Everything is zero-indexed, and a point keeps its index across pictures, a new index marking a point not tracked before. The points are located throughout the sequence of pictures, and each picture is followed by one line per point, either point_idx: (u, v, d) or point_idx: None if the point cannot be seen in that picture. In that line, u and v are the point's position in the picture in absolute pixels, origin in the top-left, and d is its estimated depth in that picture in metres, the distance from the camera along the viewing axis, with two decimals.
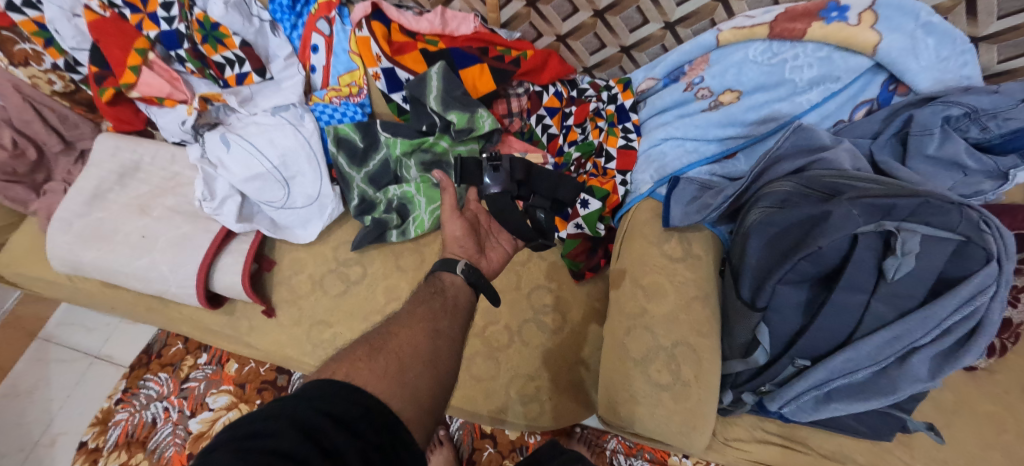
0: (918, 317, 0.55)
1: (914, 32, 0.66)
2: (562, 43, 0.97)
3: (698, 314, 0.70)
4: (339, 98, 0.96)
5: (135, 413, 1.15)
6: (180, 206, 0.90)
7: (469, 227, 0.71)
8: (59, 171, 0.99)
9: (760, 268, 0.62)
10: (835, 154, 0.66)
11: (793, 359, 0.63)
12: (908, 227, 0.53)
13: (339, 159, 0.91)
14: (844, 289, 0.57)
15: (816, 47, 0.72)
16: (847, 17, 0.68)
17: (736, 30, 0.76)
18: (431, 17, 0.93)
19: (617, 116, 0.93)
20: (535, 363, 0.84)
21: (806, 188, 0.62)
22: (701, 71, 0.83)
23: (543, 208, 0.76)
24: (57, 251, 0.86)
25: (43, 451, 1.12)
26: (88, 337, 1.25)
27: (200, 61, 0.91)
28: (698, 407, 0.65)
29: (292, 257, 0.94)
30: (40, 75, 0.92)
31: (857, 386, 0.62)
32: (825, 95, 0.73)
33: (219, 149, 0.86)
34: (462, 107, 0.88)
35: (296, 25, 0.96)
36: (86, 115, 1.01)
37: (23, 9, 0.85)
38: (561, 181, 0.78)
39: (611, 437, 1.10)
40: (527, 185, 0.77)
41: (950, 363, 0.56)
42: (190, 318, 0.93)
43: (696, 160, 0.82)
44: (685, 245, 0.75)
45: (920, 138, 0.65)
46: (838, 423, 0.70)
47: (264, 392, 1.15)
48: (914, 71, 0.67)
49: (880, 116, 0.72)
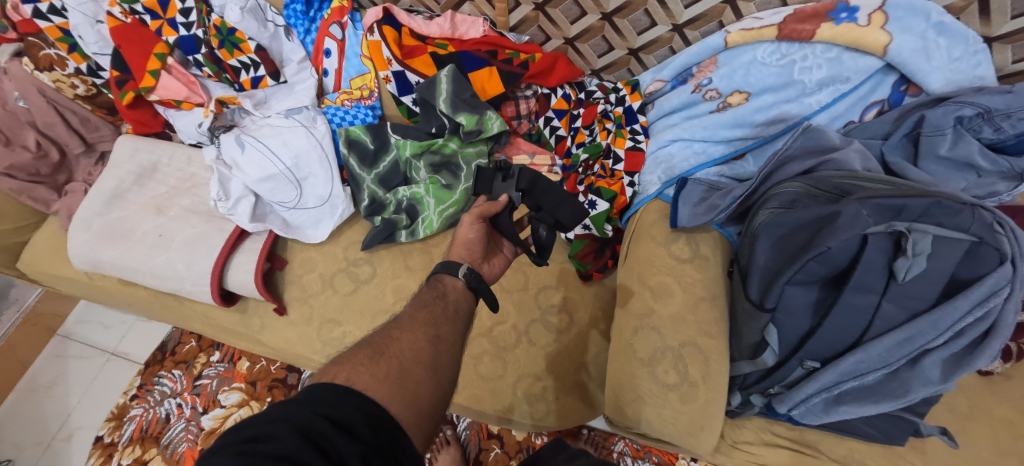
0: (930, 319, 0.54)
1: (925, 33, 0.65)
2: (570, 46, 0.98)
3: (706, 315, 0.69)
4: (350, 101, 0.98)
5: (150, 409, 1.17)
6: (195, 206, 0.92)
7: (484, 233, 0.72)
8: (80, 172, 1.02)
9: (768, 269, 0.62)
10: (845, 154, 0.65)
11: (802, 361, 0.62)
12: (920, 228, 0.52)
13: (350, 161, 0.92)
14: (853, 290, 0.56)
15: (825, 47, 0.72)
16: (857, 18, 0.68)
17: (744, 32, 0.76)
18: (441, 21, 0.95)
19: (625, 117, 0.92)
20: (542, 363, 0.85)
21: (815, 189, 0.62)
22: (709, 72, 0.83)
23: (546, 225, 0.73)
24: (78, 249, 0.89)
25: (60, 445, 1.15)
26: (105, 334, 1.28)
27: (217, 65, 0.93)
28: (706, 408, 0.65)
29: (304, 256, 0.95)
30: (64, 79, 0.94)
31: (868, 389, 0.62)
32: (834, 96, 0.73)
33: (234, 150, 0.88)
34: (471, 109, 0.89)
35: (310, 29, 0.98)
36: (106, 118, 1.03)
37: (49, 16, 0.89)
38: (566, 198, 0.74)
39: (618, 439, 1.10)
40: (532, 197, 0.76)
41: (964, 366, 0.55)
42: (204, 315, 0.95)
43: (703, 162, 0.82)
44: (693, 246, 0.75)
45: (932, 138, 0.65)
46: (849, 426, 0.69)
47: (275, 390, 1.16)
48: (925, 71, 0.67)
49: (891, 116, 0.71)
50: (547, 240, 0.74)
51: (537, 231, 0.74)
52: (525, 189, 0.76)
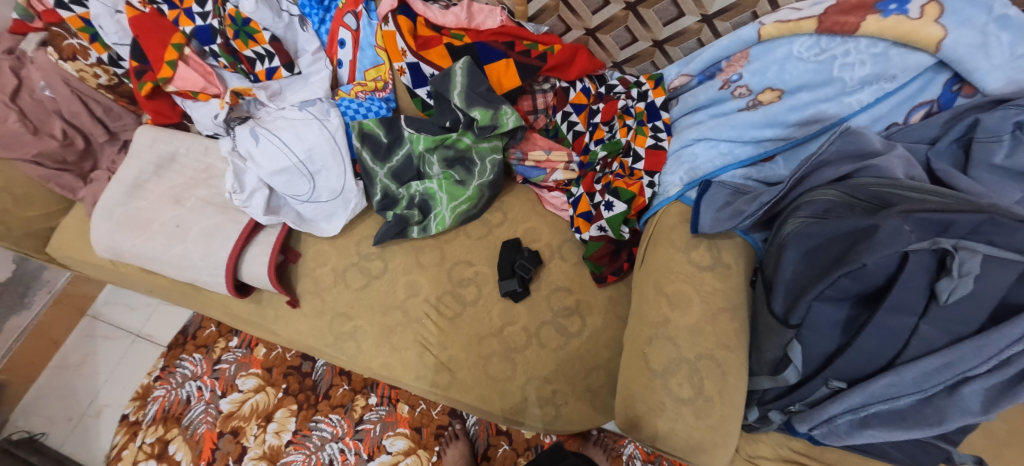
0: (973, 344, 0.50)
1: (986, 27, 0.58)
2: (591, 37, 0.94)
3: (725, 327, 0.66)
4: (364, 93, 0.96)
5: (172, 390, 1.21)
6: (212, 198, 0.92)
7: None
8: (105, 160, 1.05)
9: (795, 283, 0.58)
10: (886, 161, 0.60)
11: (827, 380, 0.58)
12: (968, 246, 0.48)
13: (363, 154, 0.91)
14: (889, 311, 0.52)
15: (870, 42, 0.66)
16: (908, 10, 0.61)
17: (780, 24, 0.71)
18: (457, 10, 0.91)
19: (647, 114, 0.88)
20: (550, 366, 0.83)
21: (851, 198, 0.58)
22: (739, 67, 0.78)
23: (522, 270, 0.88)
24: (100, 237, 0.91)
25: (89, 420, 1.21)
26: (130, 316, 1.32)
27: (233, 56, 0.92)
28: (721, 425, 0.62)
29: (316, 249, 0.95)
30: (87, 69, 0.96)
31: (898, 414, 0.57)
32: (877, 95, 0.67)
33: (248, 142, 0.88)
34: (486, 104, 0.87)
35: (325, 19, 0.96)
36: (128, 106, 1.05)
37: (71, 6, 0.89)
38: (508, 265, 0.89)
39: (628, 441, 1.09)
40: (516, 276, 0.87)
41: (1008, 399, 0.51)
42: (221, 304, 0.97)
43: (729, 163, 0.77)
44: (714, 253, 0.71)
45: (986, 145, 0.59)
46: (876, 449, 0.64)
47: (290, 378, 1.19)
48: (983, 70, 0.60)
49: (941, 119, 0.64)
50: (527, 269, 0.87)
51: (524, 271, 0.87)
52: (520, 269, 0.87)
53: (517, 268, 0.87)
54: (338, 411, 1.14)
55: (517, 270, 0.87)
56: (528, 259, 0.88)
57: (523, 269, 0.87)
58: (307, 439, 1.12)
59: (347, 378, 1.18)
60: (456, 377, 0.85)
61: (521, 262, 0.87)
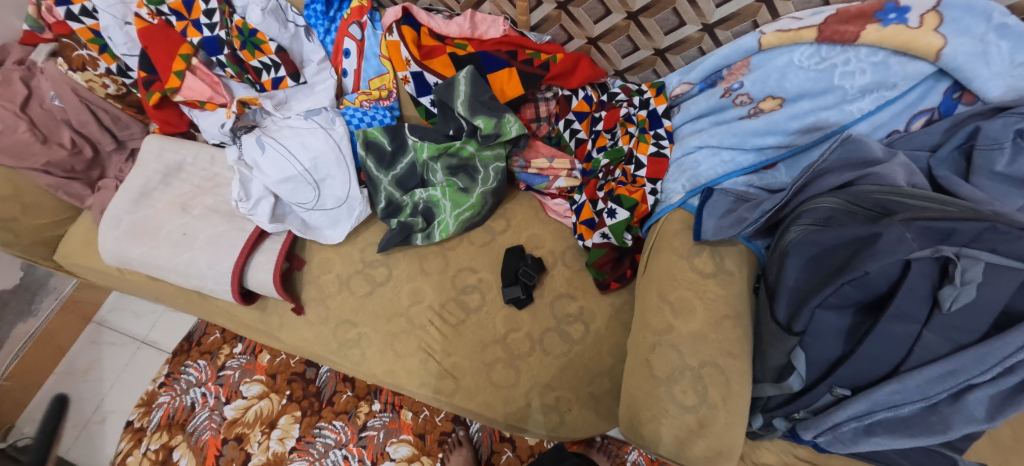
0: (977, 352, 0.50)
1: (984, 36, 0.59)
2: (592, 46, 0.95)
3: (729, 334, 0.66)
4: (368, 102, 0.96)
5: (176, 397, 1.21)
6: (218, 206, 0.93)
7: None
8: (112, 169, 1.06)
9: (798, 290, 0.59)
10: (888, 168, 0.60)
11: (831, 387, 0.58)
12: (970, 253, 0.49)
13: (368, 163, 0.93)
14: (892, 318, 0.52)
15: (870, 51, 0.66)
16: (907, 19, 0.62)
17: (780, 33, 0.72)
18: (460, 20, 0.93)
19: (649, 121, 0.88)
20: (554, 373, 0.83)
21: (852, 206, 0.59)
22: (740, 76, 0.79)
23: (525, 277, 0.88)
24: (108, 245, 0.92)
25: (94, 427, 1.21)
26: (136, 323, 1.33)
27: (239, 66, 0.94)
28: (726, 432, 0.62)
29: (321, 257, 0.96)
30: (96, 79, 0.98)
31: (903, 422, 0.57)
32: (878, 103, 0.68)
33: (254, 151, 0.89)
34: (490, 112, 0.88)
35: (330, 29, 0.99)
36: (136, 116, 1.07)
37: (82, 18, 0.92)
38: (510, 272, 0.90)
39: (631, 448, 1.08)
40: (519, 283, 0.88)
41: (1013, 406, 0.51)
42: (226, 311, 0.97)
43: (731, 170, 0.77)
44: (716, 260, 0.72)
45: (988, 152, 0.59)
46: (879, 455, 0.64)
47: (294, 384, 1.19)
48: (984, 78, 0.60)
49: (942, 126, 0.65)
50: (529, 277, 0.87)
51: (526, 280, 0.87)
52: (522, 277, 0.88)
53: (520, 276, 0.88)
54: (341, 417, 1.15)
55: (519, 277, 0.88)
56: (530, 267, 0.88)
57: (525, 277, 0.88)
58: (311, 446, 1.11)
59: (351, 384, 1.19)
60: (460, 384, 0.85)
61: (523, 270, 0.88)
